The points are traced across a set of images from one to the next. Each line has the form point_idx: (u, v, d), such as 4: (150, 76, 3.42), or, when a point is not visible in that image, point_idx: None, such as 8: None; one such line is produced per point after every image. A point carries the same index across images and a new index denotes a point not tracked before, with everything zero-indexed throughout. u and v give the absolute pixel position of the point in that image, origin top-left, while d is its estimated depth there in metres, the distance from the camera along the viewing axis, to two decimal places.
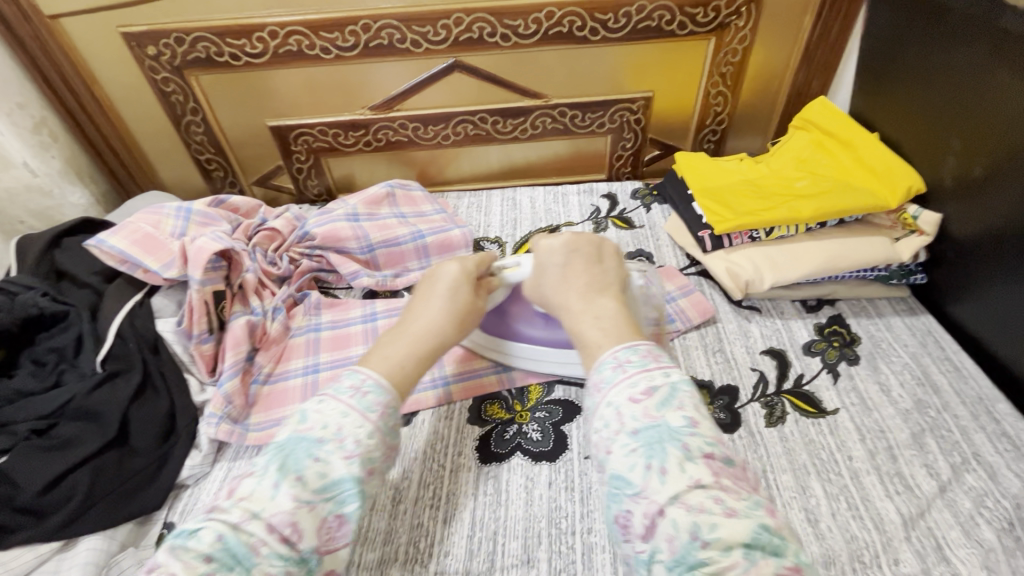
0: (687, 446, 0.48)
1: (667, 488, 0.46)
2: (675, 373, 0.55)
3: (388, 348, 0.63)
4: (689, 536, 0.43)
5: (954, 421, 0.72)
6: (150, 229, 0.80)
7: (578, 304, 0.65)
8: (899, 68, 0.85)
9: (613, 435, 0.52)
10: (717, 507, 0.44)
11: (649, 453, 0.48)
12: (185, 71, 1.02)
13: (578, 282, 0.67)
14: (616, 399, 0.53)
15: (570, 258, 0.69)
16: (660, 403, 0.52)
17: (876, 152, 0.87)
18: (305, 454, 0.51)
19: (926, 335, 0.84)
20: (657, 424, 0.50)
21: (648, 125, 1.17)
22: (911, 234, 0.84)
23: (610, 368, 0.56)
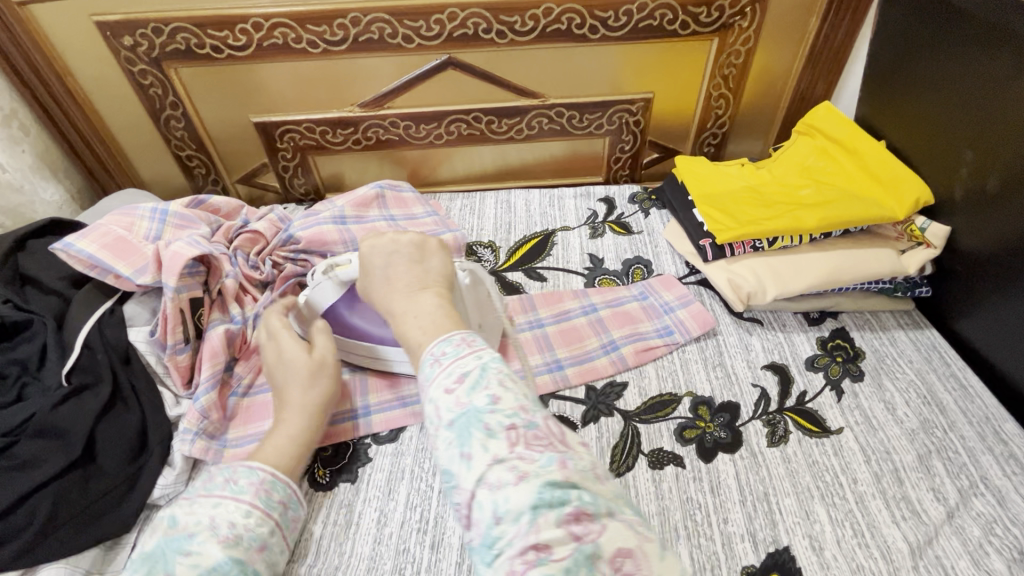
0: (488, 424, 0.44)
1: (475, 471, 0.42)
2: (489, 352, 0.50)
3: (270, 435, 0.63)
4: (489, 516, 0.40)
5: (961, 442, 0.70)
6: (122, 233, 0.75)
7: (402, 304, 0.58)
8: (909, 75, 0.82)
9: (436, 430, 0.46)
10: (510, 476, 0.41)
11: (462, 440, 0.44)
12: (163, 64, 0.97)
13: (403, 281, 0.60)
14: (434, 394, 0.47)
15: (389, 260, 0.61)
16: (470, 387, 0.46)
17: (884, 161, 0.84)
18: (175, 551, 0.48)
19: (931, 350, 0.81)
20: (467, 411, 0.45)
21: (647, 127, 1.14)
22: (917, 246, 0.82)
23: (431, 365, 0.50)
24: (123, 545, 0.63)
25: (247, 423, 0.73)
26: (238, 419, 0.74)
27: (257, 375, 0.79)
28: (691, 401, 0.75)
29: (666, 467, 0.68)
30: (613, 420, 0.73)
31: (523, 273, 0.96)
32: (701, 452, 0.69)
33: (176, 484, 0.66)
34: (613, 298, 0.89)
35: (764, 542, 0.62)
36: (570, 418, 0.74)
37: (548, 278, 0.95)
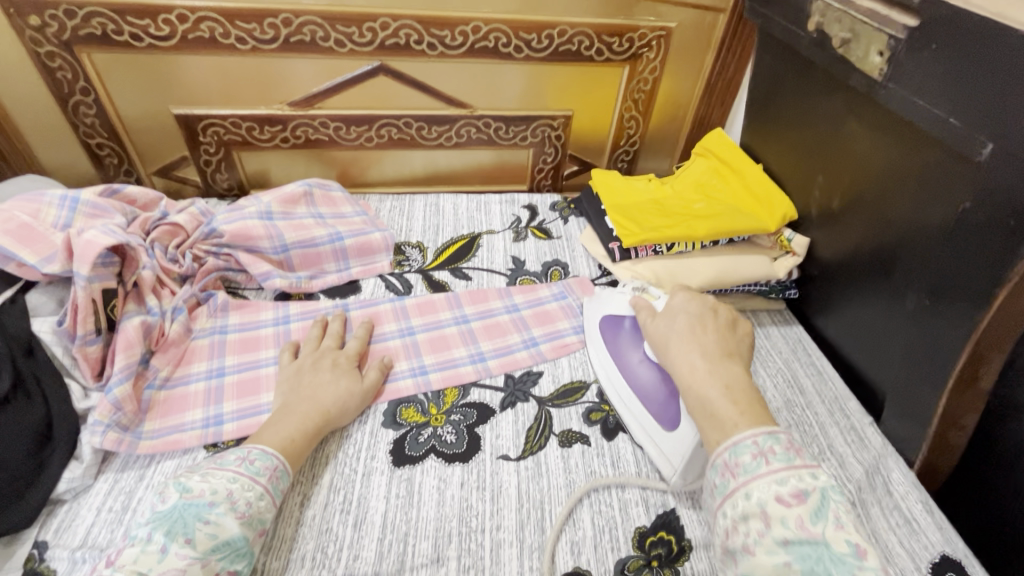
0: (854, 575, 0.44)
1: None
2: (822, 474, 0.50)
3: (279, 422, 0.68)
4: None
5: (815, 417, 0.83)
6: (27, 219, 0.72)
7: (703, 365, 0.63)
8: (778, 111, 0.97)
9: (758, 535, 0.48)
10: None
11: (808, 573, 0.44)
12: (75, 47, 0.94)
13: (707, 342, 0.66)
14: (760, 496, 0.49)
15: (703, 317, 0.70)
16: (813, 512, 0.47)
17: (761, 182, 0.99)
18: (195, 518, 0.54)
19: (796, 342, 0.96)
20: (815, 540, 0.46)
21: (567, 141, 1.23)
22: (785, 254, 0.96)
23: (750, 455, 0.52)
24: (23, 541, 0.60)
25: (166, 415, 0.73)
26: (155, 412, 0.73)
27: (176, 367, 0.79)
28: (599, 386, 0.84)
29: (574, 444, 0.76)
30: (529, 405, 0.80)
31: (449, 273, 1.01)
32: (604, 431, 0.78)
33: (84, 477, 0.65)
34: (535, 298, 0.97)
35: (654, 506, 0.70)
36: (490, 404, 0.80)
37: (472, 277, 1.01)
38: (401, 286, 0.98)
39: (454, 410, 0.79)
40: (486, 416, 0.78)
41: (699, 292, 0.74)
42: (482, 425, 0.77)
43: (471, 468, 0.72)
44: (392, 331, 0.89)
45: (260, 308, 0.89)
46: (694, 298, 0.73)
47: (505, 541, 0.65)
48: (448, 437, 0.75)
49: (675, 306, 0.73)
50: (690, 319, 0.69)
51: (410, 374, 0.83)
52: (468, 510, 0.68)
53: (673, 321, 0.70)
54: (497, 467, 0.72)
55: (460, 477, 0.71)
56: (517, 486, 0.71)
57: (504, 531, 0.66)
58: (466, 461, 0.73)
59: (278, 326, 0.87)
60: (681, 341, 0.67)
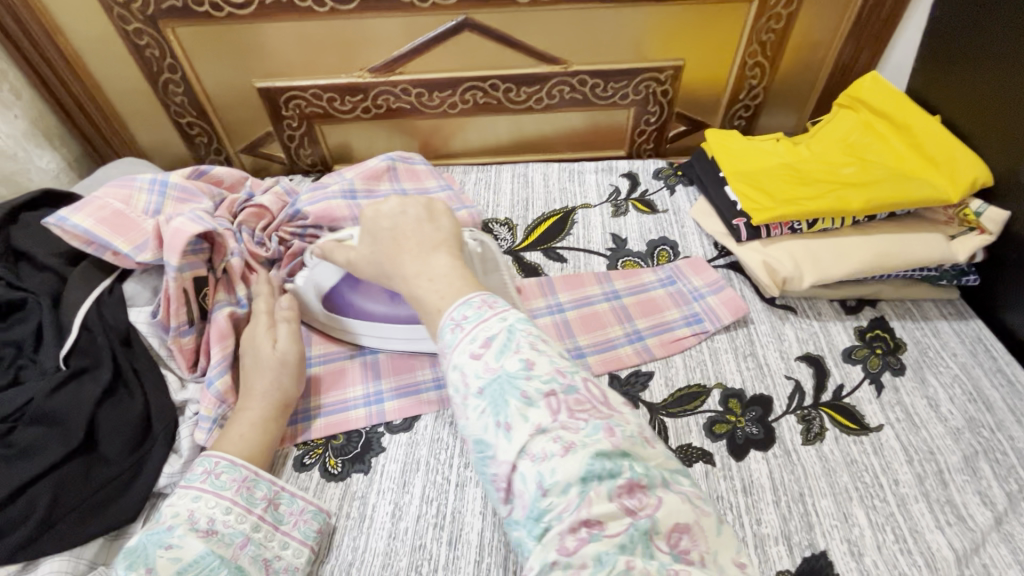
0: (525, 391, 0.41)
1: (515, 444, 0.39)
2: (512, 313, 0.45)
3: (231, 425, 0.63)
4: (535, 487, 0.38)
5: (1010, 443, 0.66)
6: (120, 207, 0.71)
7: (412, 266, 0.53)
8: (973, 47, 0.77)
9: (464, 399, 0.43)
10: (556, 447, 0.39)
11: (495, 408, 0.41)
12: (160, 22, 0.91)
13: (413, 244, 0.55)
14: (458, 360, 0.44)
15: (397, 220, 0.58)
16: (498, 352, 0.43)
17: (940, 138, 0.79)
18: (155, 545, 0.50)
19: (977, 343, 0.77)
20: (497, 376, 0.42)
21: (676, 97, 1.06)
22: (969, 231, 0.76)
23: (451, 330, 0.46)
24: (129, 535, 0.59)
25: None
26: None
27: None
28: (722, 392, 0.72)
29: (695, 464, 0.65)
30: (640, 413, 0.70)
31: (541, 253, 0.91)
32: (732, 449, 0.66)
33: (182, 472, 0.62)
34: (638, 284, 0.85)
35: (799, 546, 0.59)
36: None
37: (568, 259, 0.90)
38: None
39: None
40: None
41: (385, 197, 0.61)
42: None
43: None
44: (425, 380, 0.74)
45: None
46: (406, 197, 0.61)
47: None
48: None
49: (377, 223, 0.58)
50: (403, 227, 0.57)
51: None
52: None
53: (376, 238, 0.58)
54: None
55: None
56: None
57: None
58: None
59: None
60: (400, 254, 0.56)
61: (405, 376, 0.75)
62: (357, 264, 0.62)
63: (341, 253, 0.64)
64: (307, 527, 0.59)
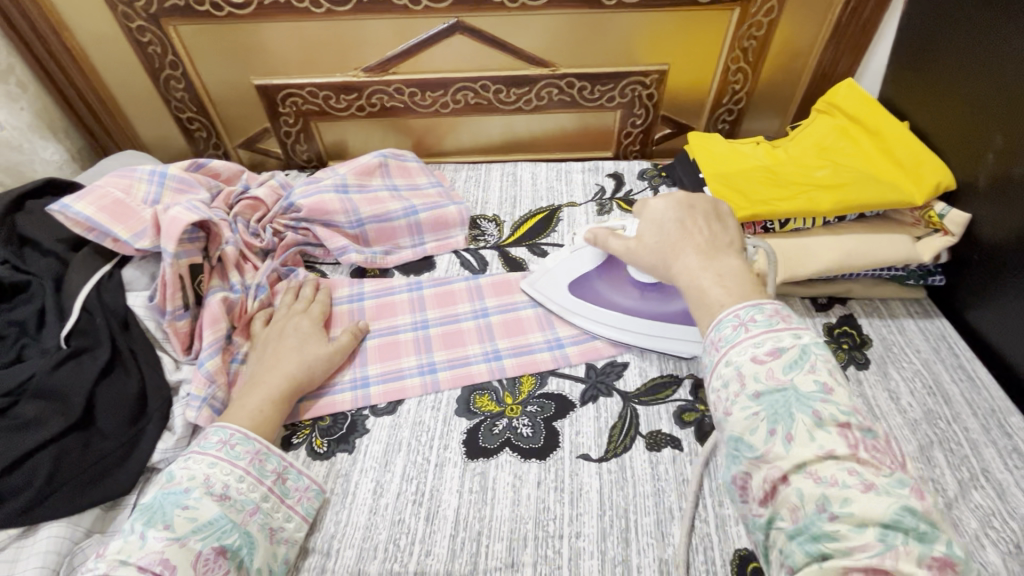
0: (819, 414, 0.40)
1: (793, 454, 0.39)
2: (807, 332, 0.45)
3: (247, 396, 0.66)
4: (818, 508, 0.37)
5: (964, 434, 0.69)
6: (121, 195, 0.74)
7: (695, 260, 0.55)
8: (939, 57, 0.80)
9: (732, 396, 0.44)
10: (854, 480, 0.37)
11: (773, 419, 0.41)
12: (163, 20, 0.94)
13: (698, 237, 0.57)
14: (737, 360, 0.45)
15: (683, 215, 0.60)
16: (788, 364, 0.43)
17: (907, 144, 0.82)
18: (173, 505, 0.54)
19: (939, 340, 0.80)
20: (784, 387, 0.42)
21: (661, 101, 1.10)
22: (934, 233, 0.80)
23: (731, 327, 0.47)
24: (123, 507, 0.63)
25: None
26: None
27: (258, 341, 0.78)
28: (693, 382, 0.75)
29: (663, 449, 0.68)
30: (613, 401, 0.73)
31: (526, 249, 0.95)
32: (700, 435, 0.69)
33: (176, 448, 0.66)
34: None
35: None
36: (569, 397, 0.73)
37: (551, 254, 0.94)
38: (476, 262, 0.93)
39: (530, 401, 0.73)
40: (565, 409, 0.72)
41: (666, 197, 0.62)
42: (561, 419, 0.71)
43: (548, 466, 0.67)
44: (411, 366, 0.77)
45: (335, 284, 0.87)
46: (664, 197, 0.63)
47: (585, 551, 0.60)
48: (524, 431, 0.70)
49: (664, 215, 0.61)
50: (668, 234, 0.59)
51: (484, 358, 0.78)
52: (545, 513, 0.63)
53: (663, 228, 0.60)
54: (577, 467, 0.67)
55: (537, 475, 0.66)
56: (599, 491, 0.64)
57: (584, 539, 0.61)
58: (543, 458, 0.67)
59: (353, 302, 0.85)
60: (676, 246, 0.58)
61: (390, 362, 0.78)
62: (636, 258, 0.64)
63: (617, 240, 0.69)
64: (309, 504, 0.63)
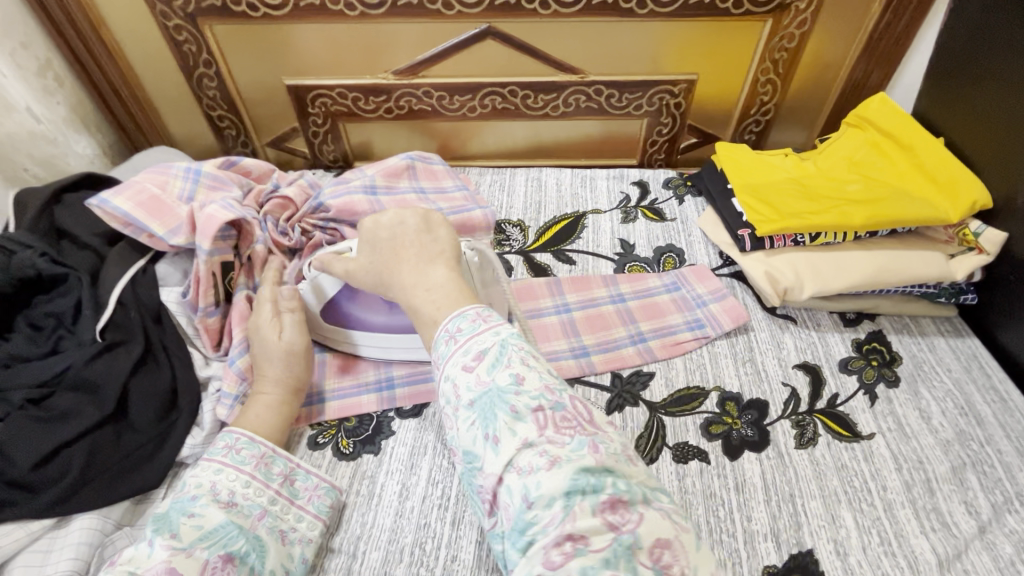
0: (514, 406, 0.47)
1: (501, 458, 0.45)
2: (506, 328, 0.52)
3: (248, 408, 0.66)
4: (521, 500, 0.44)
5: (998, 457, 0.68)
6: (156, 191, 0.75)
7: (410, 274, 0.59)
8: (977, 74, 0.80)
9: (454, 411, 0.49)
10: (541, 461, 0.44)
11: (485, 421, 0.47)
12: (198, 20, 0.96)
13: (419, 252, 0.61)
14: (453, 372, 0.50)
15: (395, 231, 0.63)
16: (490, 366, 0.49)
17: (942, 160, 0.81)
18: (179, 513, 0.53)
19: (971, 360, 0.79)
20: (488, 390, 0.48)
21: (688, 110, 1.10)
22: (968, 251, 0.79)
23: (446, 342, 0.53)
24: (152, 500, 0.63)
25: None
26: None
27: None
28: (719, 395, 0.75)
29: (690, 461, 0.68)
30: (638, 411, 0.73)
31: (551, 255, 0.95)
32: (726, 449, 0.69)
33: (204, 444, 0.66)
34: (643, 289, 0.88)
35: (787, 543, 0.61)
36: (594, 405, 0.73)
37: (577, 261, 0.94)
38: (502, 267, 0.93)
39: None
40: None
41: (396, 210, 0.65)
42: None
43: None
44: None
45: None
46: (413, 210, 0.65)
47: None
48: None
49: (377, 233, 0.64)
50: (402, 238, 0.62)
51: None
52: None
53: (375, 248, 0.64)
54: None
55: None
56: None
57: None
58: None
59: None
60: (392, 263, 0.61)
61: (415, 365, 0.78)
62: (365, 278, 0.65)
63: (341, 261, 0.68)
64: (320, 502, 0.63)
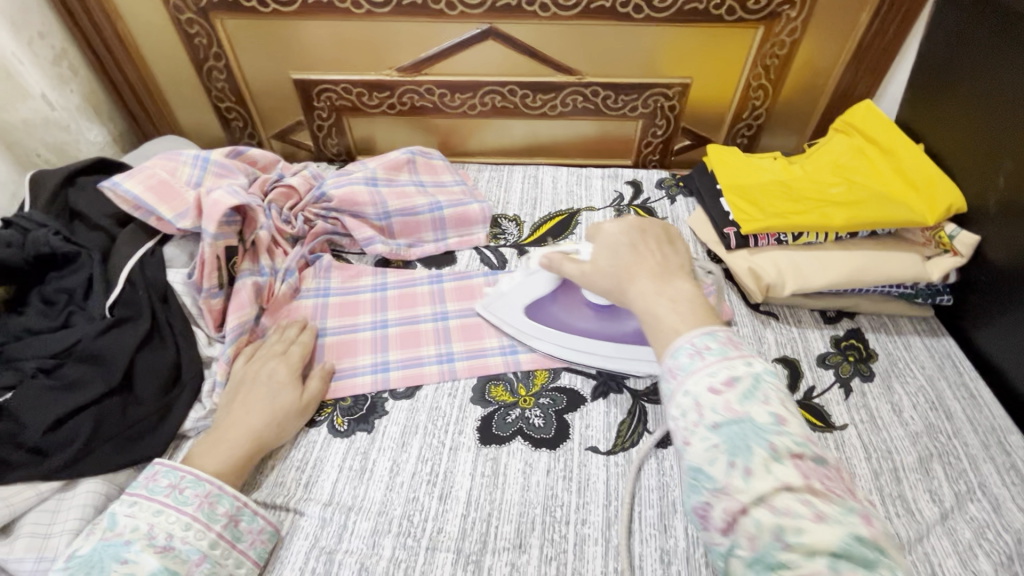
0: (774, 445, 0.41)
1: (752, 488, 0.40)
2: (758, 361, 0.47)
3: (212, 446, 0.63)
4: (772, 537, 0.38)
5: (963, 449, 0.71)
6: (166, 176, 0.78)
7: (651, 287, 0.57)
8: (954, 83, 0.83)
9: (692, 426, 0.45)
10: (805, 510, 0.38)
11: (731, 449, 0.42)
12: (210, 14, 0.99)
13: (649, 260, 0.61)
14: (693, 389, 0.46)
15: (635, 239, 0.64)
16: (742, 395, 0.45)
17: (921, 165, 0.85)
18: (111, 559, 0.52)
19: (944, 358, 0.82)
20: (739, 419, 0.43)
21: (682, 113, 1.13)
22: (944, 253, 0.83)
23: (687, 354, 0.49)
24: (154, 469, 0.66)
25: None
26: None
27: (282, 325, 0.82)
28: None
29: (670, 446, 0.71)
30: (623, 397, 0.76)
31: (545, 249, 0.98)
32: None
33: (206, 418, 0.70)
34: None
35: None
36: (580, 391, 0.76)
37: None
38: (496, 260, 0.96)
39: (543, 393, 0.76)
40: (576, 403, 0.75)
41: (620, 220, 0.67)
42: (572, 413, 0.74)
43: (558, 455, 0.70)
44: (429, 355, 0.81)
45: (360, 273, 0.90)
46: (622, 220, 0.67)
47: (589, 537, 0.63)
48: (536, 421, 0.73)
49: (616, 240, 0.64)
50: (625, 256, 0.62)
51: (500, 352, 0.81)
52: (553, 499, 0.66)
53: (618, 254, 0.63)
54: (585, 458, 0.69)
55: (547, 463, 0.69)
56: (605, 482, 0.67)
57: (590, 526, 0.64)
58: (554, 448, 0.70)
59: (376, 292, 0.89)
60: (632, 269, 0.61)
61: (409, 350, 0.81)
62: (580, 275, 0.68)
63: (572, 265, 0.68)
64: (262, 547, 0.61)
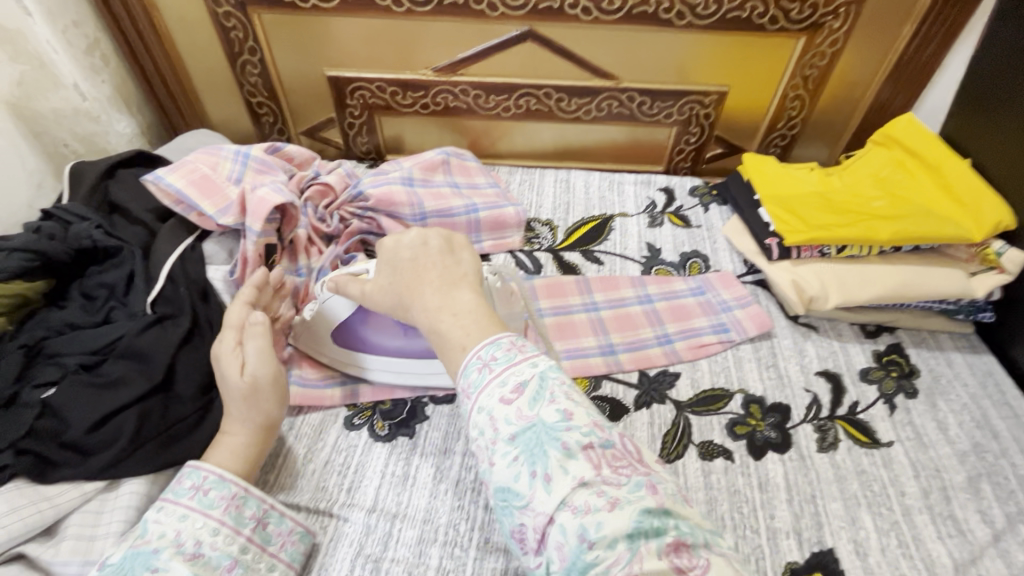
0: (565, 443, 0.45)
1: (553, 494, 0.43)
2: (543, 360, 0.51)
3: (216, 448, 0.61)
4: (578, 539, 0.42)
5: (1012, 469, 0.70)
6: (208, 171, 0.78)
7: (433, 300, 0.56)
8: (1006, 100, 0.83)
9: (492, 445, 0.48)
10: (600, 503, 0.43)
11: (531, 459, 0.45)
12: (248, 8, 0.98)
13: (434, 276, 0.58)
14: (489, 404, 0.48)
15: (417, 252, 0.61)
16: (531, 400, 0.48)
17: (968, 180, 0.84)
18: (141, 566, 0.50)
19: (987, 376, 0.81)
20: (532, 425, 0.47)
21: (717, 121, 1.12)
22: (989, 270, 0.82)
23: (477, 369, 0.50)
24: None
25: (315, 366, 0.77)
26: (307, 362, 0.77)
27: None
28: (744, 397, 0.77)
29: (715, 459, 0.70)
30: (665, 408, 0.75)
31: (580, 255, 0.97)
32: (751, 449, 0.71)
33: None
34: (670, 291, 0.90)
35: (808, 541, 0.63)
36: (622, 401, 0.76)
37: (604, 262, 0.96)
38: (531, 265, 0.95)
39: None
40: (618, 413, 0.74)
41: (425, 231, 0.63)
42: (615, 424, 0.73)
43: None
44: None
45: None
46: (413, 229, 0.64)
47: None
48: None
49: (398, 253, 0.62)
50: (425, 260, 0.60)
51: None
52: None
53: (396, 270, 0.61)
54: None
55: None
56: None
57: None
58: None
59: None
60: (415, 283, 0.59)
61: None
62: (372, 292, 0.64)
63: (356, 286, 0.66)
64: (294, 549, 0.59)
